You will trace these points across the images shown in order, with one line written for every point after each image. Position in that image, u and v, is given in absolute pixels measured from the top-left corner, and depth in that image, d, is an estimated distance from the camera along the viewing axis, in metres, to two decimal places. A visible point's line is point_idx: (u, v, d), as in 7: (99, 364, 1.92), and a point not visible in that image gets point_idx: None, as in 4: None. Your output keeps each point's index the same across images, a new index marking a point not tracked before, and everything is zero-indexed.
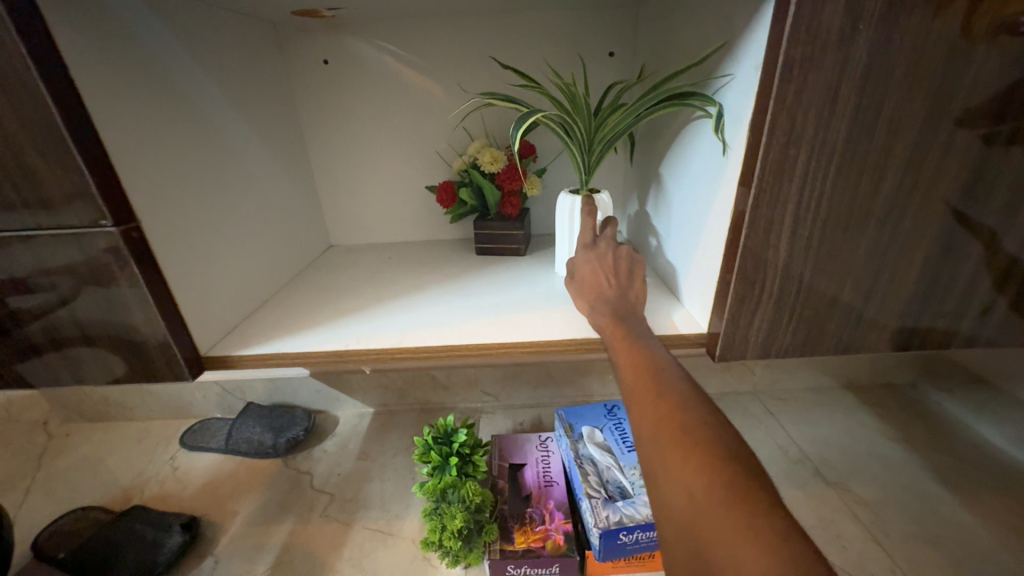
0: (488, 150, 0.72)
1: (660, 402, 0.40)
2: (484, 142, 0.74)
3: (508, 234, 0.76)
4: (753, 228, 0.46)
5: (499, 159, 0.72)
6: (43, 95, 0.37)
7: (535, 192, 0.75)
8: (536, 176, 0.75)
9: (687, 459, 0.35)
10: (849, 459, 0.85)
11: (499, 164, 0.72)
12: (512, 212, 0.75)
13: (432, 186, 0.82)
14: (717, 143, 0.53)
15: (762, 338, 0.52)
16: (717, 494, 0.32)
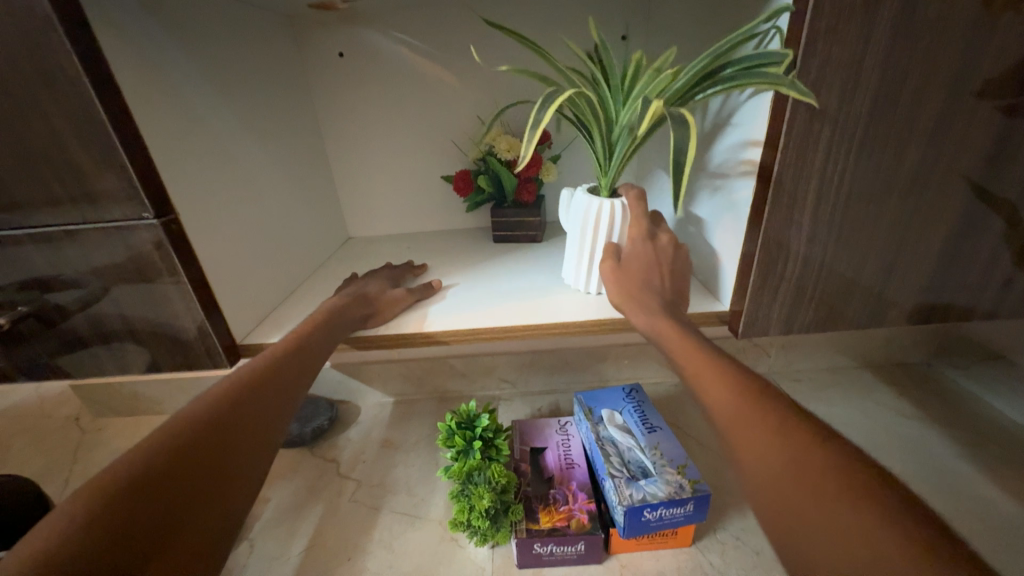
0: (504, 138, 0.72)
1: (761, 422, 0.41)
2: (498, 131, 0.75)
3: (526, 222, 0.78)
4: (777, 205, 0.46)
5: (515, 146, 0.72)
6: (87, 92, 0.39)
7: (550, 179, 0.77)
8: (552, 162, 0.76)
9: (773, 451, 0.39)
10: (868, 437, 0.85)
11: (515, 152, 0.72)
12: (529, 198, 0.76)
13: (447, 176, 0.83)
14: (739, 120, 0.54)
15: (784, 315, 0.53)
16: (855, 518, 0.33)
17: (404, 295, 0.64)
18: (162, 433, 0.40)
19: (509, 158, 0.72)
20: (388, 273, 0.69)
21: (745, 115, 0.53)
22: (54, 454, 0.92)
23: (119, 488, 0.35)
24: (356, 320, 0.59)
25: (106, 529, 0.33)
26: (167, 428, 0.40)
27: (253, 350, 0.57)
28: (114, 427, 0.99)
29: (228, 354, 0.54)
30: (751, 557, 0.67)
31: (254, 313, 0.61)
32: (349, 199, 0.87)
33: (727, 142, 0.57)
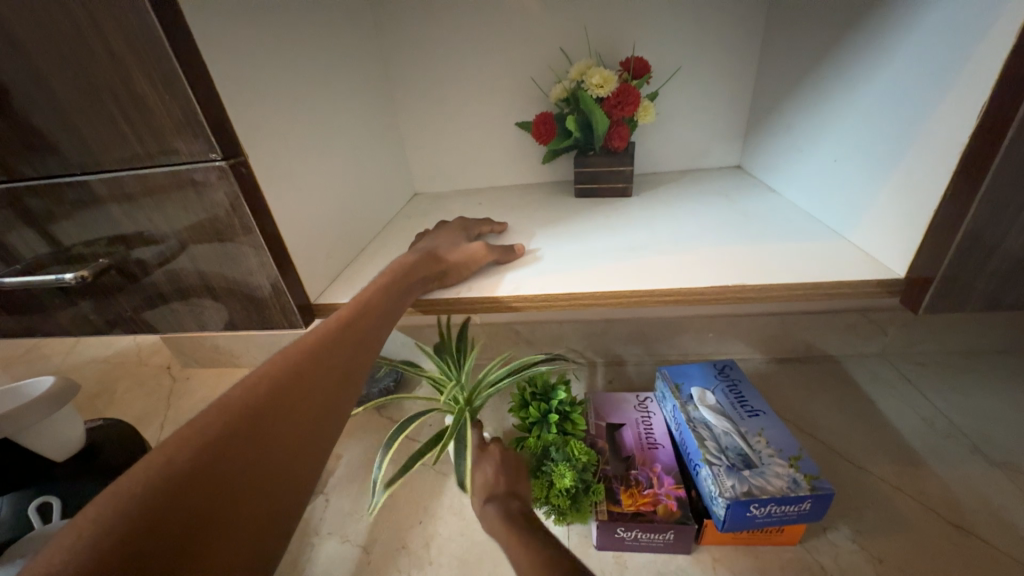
0: (597, 70, 0.61)
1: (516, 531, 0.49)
2: (589, 63, 0.64)
3: (614, 172, 0.68)
4: (1021, 129, 0.32)
5: (610, 80, 0.61)
6: (144, 5, 0.33)
7: (645, 121, 0.66)
8: (649, 102, 0.65)
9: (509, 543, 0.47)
10: (1020, 436, 0.71)
11: (611, 89, 0.61)
12: (621, 146, 0.65)
13: (522, 121, 0.74)
14: (955, 15, 0.37)
15: (993, 286, 0.38)
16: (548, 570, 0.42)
17: (483, 250, 0.57)
18: (229, 399, 0.36)
19: (603, 95, 0.61)
20: (461, 226, 0.62)
21: (962, 11, 0.36)
22: (150, 398, 0.99)
23: (189, 456, 0.31)
24: (424, 282, 0.53)
25: (186, 492, 0.29)
26: (242, 389, 0.37)
27: (326, 310, 0.53)
28: (199, 377, 1.05)
29: (304, 315, 0.51)
30: (871, 564, 0.58)
31: (326, 270, 0.57)
32: (415, 151, 0.81)
33: (920, 53, 0.41)
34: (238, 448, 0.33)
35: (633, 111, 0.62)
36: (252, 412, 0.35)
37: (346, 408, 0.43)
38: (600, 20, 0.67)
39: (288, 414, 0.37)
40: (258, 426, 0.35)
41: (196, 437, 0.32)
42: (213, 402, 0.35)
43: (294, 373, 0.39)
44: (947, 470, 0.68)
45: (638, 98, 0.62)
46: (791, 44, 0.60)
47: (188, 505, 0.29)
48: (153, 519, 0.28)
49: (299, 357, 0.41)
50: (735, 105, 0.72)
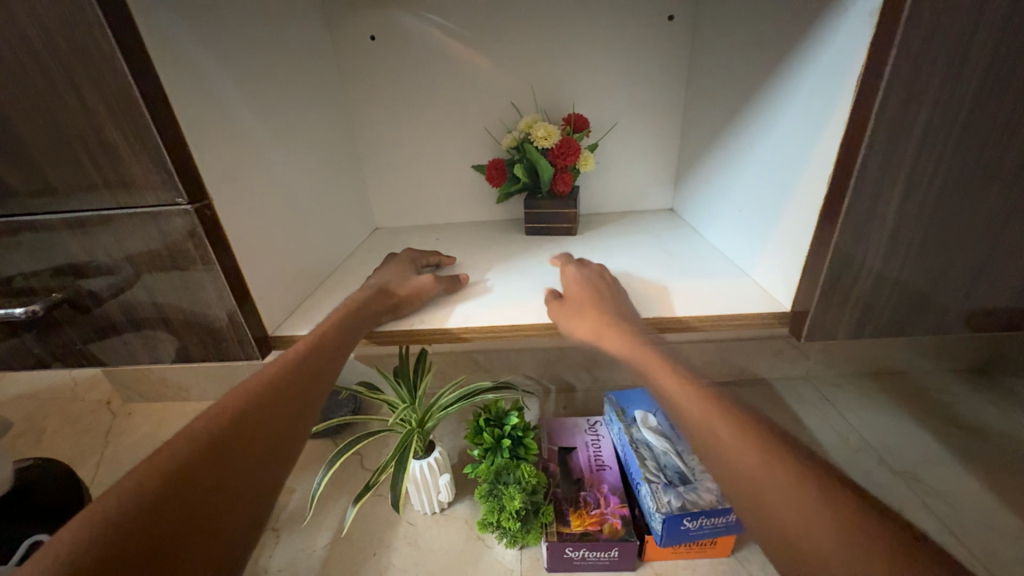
0: (543, 125, 0.69)
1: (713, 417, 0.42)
2: (536, 117, 0.72)
3: (561, 213, 0.75)
4: (857, 197, 0.40)
5: (553, 134, 0.69)
6: (122, 70, 0.37)
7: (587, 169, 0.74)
8: (589, 152, 0.73)
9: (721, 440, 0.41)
10: (918, 448, 0.80)
11: (554, 141, 0.69)
12: (566, 189, 0.73)
13: (478, 164, 0.80)
14: (810, 105, 0.47)
15: (856, 319, 0.46)
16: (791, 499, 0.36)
17: (431, 282, 0.61)
18: (187, 435, 0.37)
19: (547, 146, 0.69)
20: (410, 258, 0.67)
21: (814, 100, 0.46)
22: (87, 436, 0.94)
23: (145, 493, 0.32)
24: (378, 316, 0.56)
25: (143, 530, 0.31)
26: (201, 426, 0.38)
27: (282, 342, 0.55)
28: (144, 412, 1.00)
29: (260, 347, 0.53)
30: None
31: (285, 303, 0.59)
32: (377, 188, 0.85)
33: (790, 129, 0.50)
34: (196, 484, 0.35)
35: (574, 160, 0.70)
36: (211, 447, 0.37)
37: (304, 438, 0.45)
38: (547, 80, 0.76)
39: (247, 447, 0.39)
40: (216, 460, 0.37)
41: (154, 476, 0.34)
42: (171, 438, 0.37)
43: (253, 407, 0.41)
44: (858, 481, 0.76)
45: (578, 149, 0.69)
46: (706, 109, 0.70)
47: (146, 542, 0.31)
48: (103, 561, 0.29)
49: (259, 391, 0.43)
50: (666, 156, 0.81)
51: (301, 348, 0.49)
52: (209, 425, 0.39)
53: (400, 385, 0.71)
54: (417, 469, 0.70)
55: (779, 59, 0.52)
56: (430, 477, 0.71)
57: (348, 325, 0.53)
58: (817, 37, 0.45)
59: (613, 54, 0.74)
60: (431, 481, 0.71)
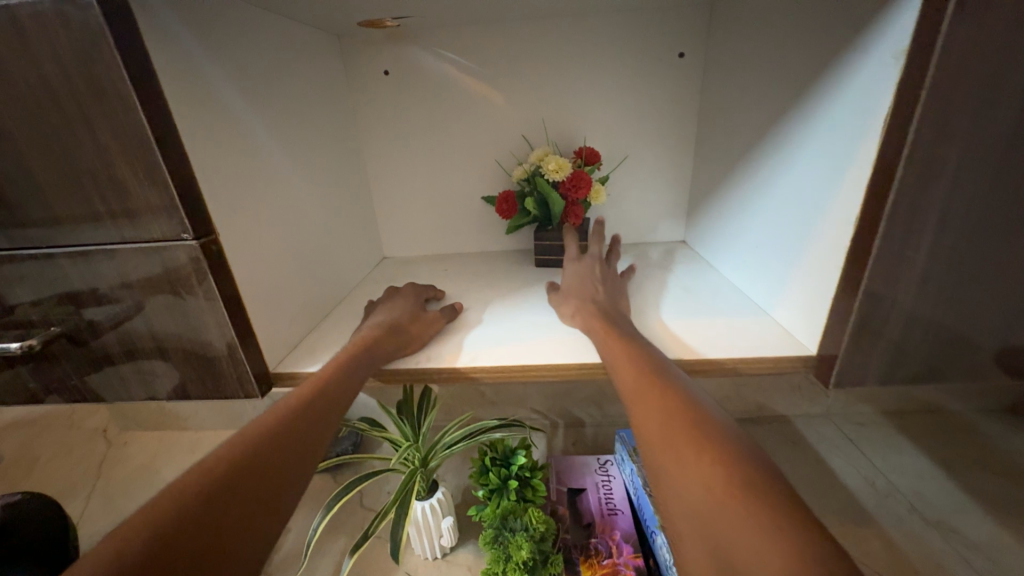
0: (553, 158, 0.69)
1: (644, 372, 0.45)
2: (547, 151, 0.72)
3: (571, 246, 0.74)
4: (886, 239, 0.39)
5: (564, 167, 0.68)
6: (135, 107, 0.37)
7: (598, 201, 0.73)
8: (600, 185, 0.73)
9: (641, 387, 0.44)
10: (950, 495, 0.76)
11: (566, 174, 0.68)
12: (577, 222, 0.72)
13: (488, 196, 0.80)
14: (832, 144, 0.46)
15: (888, 365, 0.44)
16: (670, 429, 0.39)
17: (436, 316, 0.62)
18: (174, 489, 0.34)
19: (558, 178, 0.68)
20: (413, 291, 0.66)
21: (838, 138, 0.45)
22: (81, 466, 0.91)
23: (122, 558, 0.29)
24: (386, 354, 0.54)
25: None
26: (193, 478, 0.36)
27: (284, 379, 0.53)
28: (141, 442, 0.98)
29: (260, 384, 0.51)
30: None
31: (289, 337, 0.58)
32: (386, 217, 0.85)
33: (812, 166, 0.49)
34: (184, 542, 0.32)
35: (586, 193, 0.69)
36: (202, 501, 0.34)
37: (302, 489, 0.41)
38: (557, 113, 0.76)
39: (238, 501, 0.36)
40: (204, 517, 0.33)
41: (139, 535, 0.31)
42: (160, 493, 0.34)
43: (247, 456, 0.39)
44: (889, 532, 0.71)
45: (590, 182, 0.69)
46: (719, 143, 0.70)
47: None
48: None
49: (254, 439, 0.40)
50: (677, 189, 0.81)
51: (300, 392, 0.47)
52: (202, 476, 0.36)
53: (403, 422, 0.69)
54: (420, 512, 0.66)
55: (796, 97, 0.52)
56: (433, 520, 0.67)
57: (353, 364, 0.51)
58: (838, 78, 0.45)
59: (624, 90, 0.74)
60: (434, 524, 0.68)
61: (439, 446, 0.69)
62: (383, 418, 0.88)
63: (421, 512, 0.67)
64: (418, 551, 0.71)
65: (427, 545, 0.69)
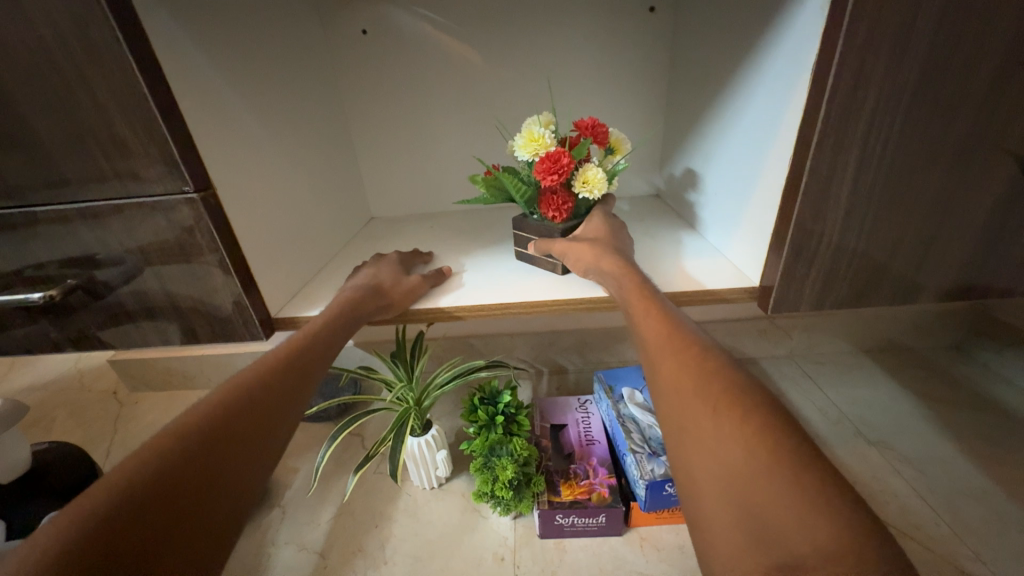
0: (533, 130, 0.63)
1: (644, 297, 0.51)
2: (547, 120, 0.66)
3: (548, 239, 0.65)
4: (813, 179, 0.44)
5: (535, 140, 0.62)
6: (132, 69, 0.40)
7: (593, 193, 0.62)
8: (598, 172, 0.61)
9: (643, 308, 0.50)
10: (892, 420, 0.84)
11: (545, 150, 0.61)
12: (559, 215, 0.63)
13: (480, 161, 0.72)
14: (774, 92, 0.50)
15: (817, 291, 0.50)
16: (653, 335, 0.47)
17: (420, 282, 0.64)
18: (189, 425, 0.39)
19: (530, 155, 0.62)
20: (398, 258, 0.68)
21: (778, 86, 0.49)
22: (97, 424, 0.97)
23: (137, 484, 0.34)
24: (369, 312, 0.59)
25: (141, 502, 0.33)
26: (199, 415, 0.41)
27: (285, 323, 0.59)
28: (150, 400, 1.04)
29: (264, 327, 0.56)
30: None
31: (287, 288, 0.63)
32: (372, 178, 0.88)
33: (757, 116, 0.54)
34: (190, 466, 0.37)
35: (565, 178, 0.60)
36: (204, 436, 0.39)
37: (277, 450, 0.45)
38: (534, 70, 0.78)
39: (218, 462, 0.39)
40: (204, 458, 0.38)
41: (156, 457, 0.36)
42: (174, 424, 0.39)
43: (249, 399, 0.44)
44: (836, 451, 0.80)
45: (570, 163, 0.59)
46: (686, 98, 0.73)
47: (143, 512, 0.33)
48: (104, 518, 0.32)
49: (230, 397, 0.44)
50: (649, 144, 0.84)
51: (276, 353, 0.50)
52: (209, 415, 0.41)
53: (397, 366, 0.75)
54: (416, 446, 0.74)
55: (749, 49, 0.55)
56: (429, 453, 0.74)
57: (344, 312, 0.57)
58: (780, 29, 0.49)
59: (598, 45, 0.76)
60: (430, 457, 0.75)
61: (432, 387, 0.76)
62: (379, 369, 0.94)
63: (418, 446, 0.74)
64: (415, 481, 0.79)
65: (424, 475, 0.77)
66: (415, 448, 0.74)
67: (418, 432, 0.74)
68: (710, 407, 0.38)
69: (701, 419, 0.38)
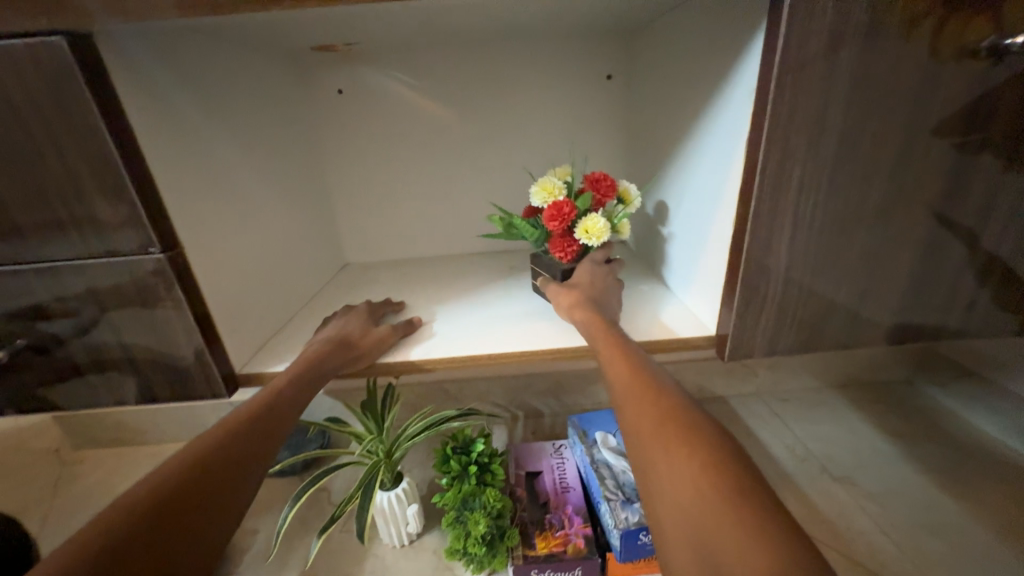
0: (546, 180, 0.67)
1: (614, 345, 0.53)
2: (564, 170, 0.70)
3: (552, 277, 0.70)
4: (755, 237, 0.48)
5: (543, 190, 0.67)
6: (104, 136, 0.41)
7: (598, 239, 0.65)
8: (604, 221, 0.65)
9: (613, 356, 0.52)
10: (854, 455, 0.87)
11: (553, 199, 0.66)
12: (565, 257, 0.67)
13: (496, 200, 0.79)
14: (717, 158, 0.55)
15: (767, 338, 0.53)
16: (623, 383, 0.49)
17: (389, 332, 0.64)
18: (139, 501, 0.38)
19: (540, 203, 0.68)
20: (366, 307, 0.69)
21: (719, 155, 0.55)
22: (34, 488, 0.89)
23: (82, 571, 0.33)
24: (336, 367, 0.58)
25: None
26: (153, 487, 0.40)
27: (249, 379, 0.57)
28: (96, 459, 0.97)
29: (226, 384, 0.54)
30: None
31: (253, 341, 0.62)
32: (346, 226, 0.89)
33: (704, 180, 0.59)
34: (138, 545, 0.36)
35: (568, 225, 0.65)
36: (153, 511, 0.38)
37: (223, 541, 0.41)
38: (503, 127, 0.83)
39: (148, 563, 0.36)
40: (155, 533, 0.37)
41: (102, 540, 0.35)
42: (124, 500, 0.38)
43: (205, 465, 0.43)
44: (804, 489, 0.82)
45: (573, 212, 0.64)
46: (644, 155, 0.79)
47: None
48: None
49: (166, 485, 0.40)
50: None
51: (222, 428, 0.47)
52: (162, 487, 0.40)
53: (366, 417, 0.73)
54: (386, 503, 0.71)
55: (694, 119, 0.61)
56: (400, 508, 0.72)
57: (312, 370, 0.56)
58: (718, 104, 0.55)
59: (561, 105, 0.82)
60: (401, 512, 0.73)
61: (403, 438, 0.74)
62: (349, 418, 0.92)
63: (388, 503, 0.71)
64: (384, 540, 0.75)
65: (394, 533, 0.74)
66: (385, 504, 0.71)
67: (388, 486, 0.72)
68: (667, 451, 0.41)
69: (658, 461, 0.41)
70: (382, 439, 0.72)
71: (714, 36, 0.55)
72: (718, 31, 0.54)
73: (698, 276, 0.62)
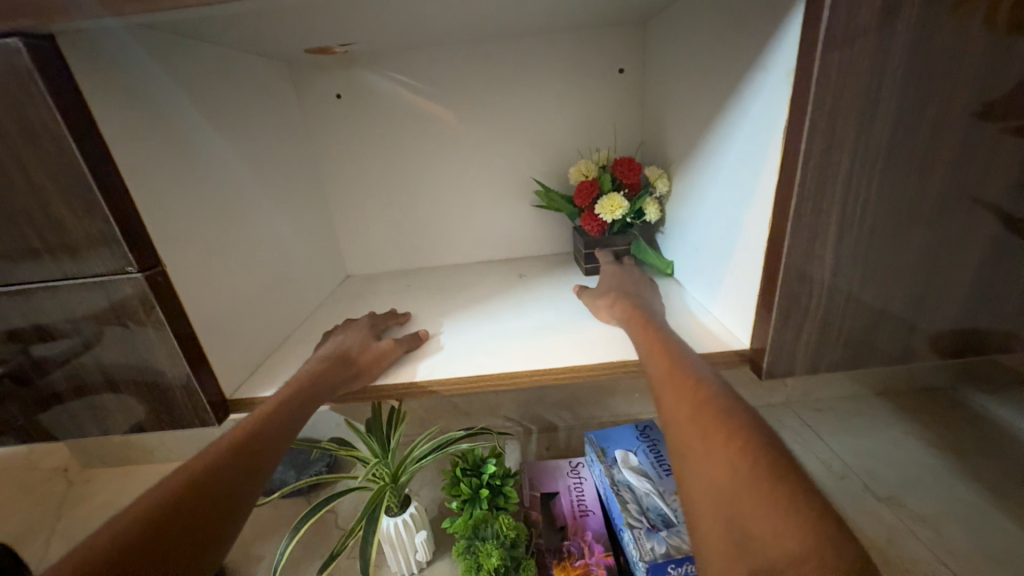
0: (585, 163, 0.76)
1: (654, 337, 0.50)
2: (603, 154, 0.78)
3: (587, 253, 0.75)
4: (795, 240, 0.42)
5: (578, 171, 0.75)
6: (71, 148, 0.37)
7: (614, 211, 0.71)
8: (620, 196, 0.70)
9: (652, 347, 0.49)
10: (899, 471, 0.79)
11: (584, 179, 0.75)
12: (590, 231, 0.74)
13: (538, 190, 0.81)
14: (747, 151, 0.50)
15: (810, 352, 0.47)
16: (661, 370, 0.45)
17: (392, 346, 0.60)
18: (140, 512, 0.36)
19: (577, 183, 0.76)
20: (368, 321, 0.65)
21: (750, 149, 0.49)
22: (39, 508, 0.87)
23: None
24: (335, 386, 0.54)
25: None
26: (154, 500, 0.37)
27: (242, 404, 0.53)
28: (103, 479, 0.95)
29: (217, 411, 0.50)
30: None
31: (247, 362, 0.58)
32: (347, 236, 0.85)
33: (732, 176, 0.54)
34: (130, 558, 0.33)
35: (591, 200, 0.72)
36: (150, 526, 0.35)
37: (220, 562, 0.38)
38: (510, 128, 0.78)
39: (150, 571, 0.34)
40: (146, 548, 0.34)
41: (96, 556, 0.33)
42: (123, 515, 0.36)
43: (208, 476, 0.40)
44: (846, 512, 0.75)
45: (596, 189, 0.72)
46: (662, 152, 0.74)
47: None
48: None
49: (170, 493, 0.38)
50: None
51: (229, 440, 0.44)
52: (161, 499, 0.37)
53: (370, 439, 0.68)
54: (393, 532, 0.67)
55: (718, 112, 0.56)
56: (409, 536, 0.68)
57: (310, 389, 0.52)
58: (747, 91, 0.49)
59: (570, 103, 0.77)
60: (410, 539, 0.69)
61: (411, 461, 0.69)
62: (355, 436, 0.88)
63: (396, 532, 0.67)
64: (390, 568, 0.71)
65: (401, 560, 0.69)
66: (392, 533, 0.67)
67: (397, 513, 0.68)
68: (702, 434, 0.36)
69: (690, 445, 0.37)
70: (388, 464, 0.68)
71: (740, 18, 0.50)
72: (745, 12, 0.49)
73: (728, 282, 0.57)
